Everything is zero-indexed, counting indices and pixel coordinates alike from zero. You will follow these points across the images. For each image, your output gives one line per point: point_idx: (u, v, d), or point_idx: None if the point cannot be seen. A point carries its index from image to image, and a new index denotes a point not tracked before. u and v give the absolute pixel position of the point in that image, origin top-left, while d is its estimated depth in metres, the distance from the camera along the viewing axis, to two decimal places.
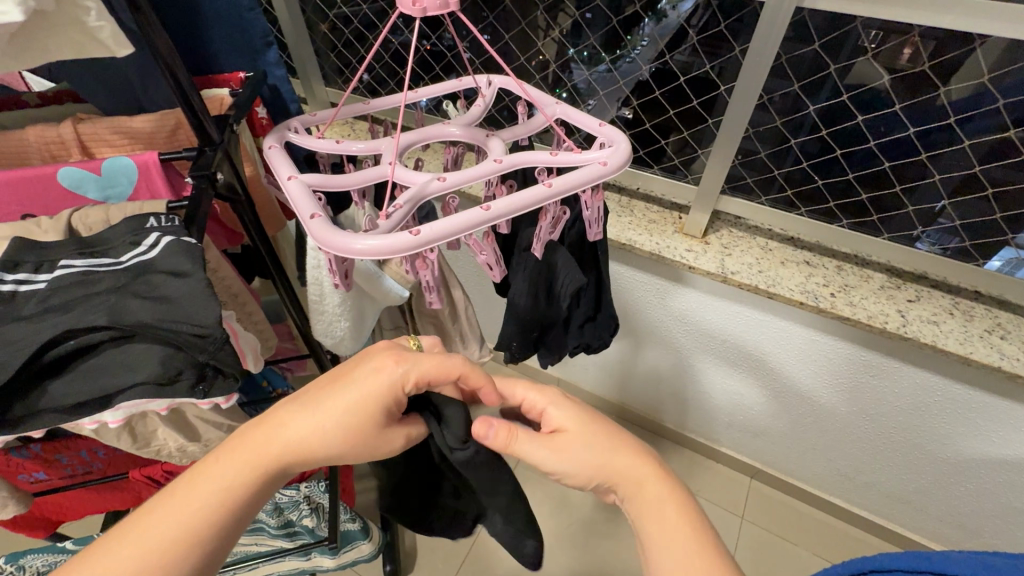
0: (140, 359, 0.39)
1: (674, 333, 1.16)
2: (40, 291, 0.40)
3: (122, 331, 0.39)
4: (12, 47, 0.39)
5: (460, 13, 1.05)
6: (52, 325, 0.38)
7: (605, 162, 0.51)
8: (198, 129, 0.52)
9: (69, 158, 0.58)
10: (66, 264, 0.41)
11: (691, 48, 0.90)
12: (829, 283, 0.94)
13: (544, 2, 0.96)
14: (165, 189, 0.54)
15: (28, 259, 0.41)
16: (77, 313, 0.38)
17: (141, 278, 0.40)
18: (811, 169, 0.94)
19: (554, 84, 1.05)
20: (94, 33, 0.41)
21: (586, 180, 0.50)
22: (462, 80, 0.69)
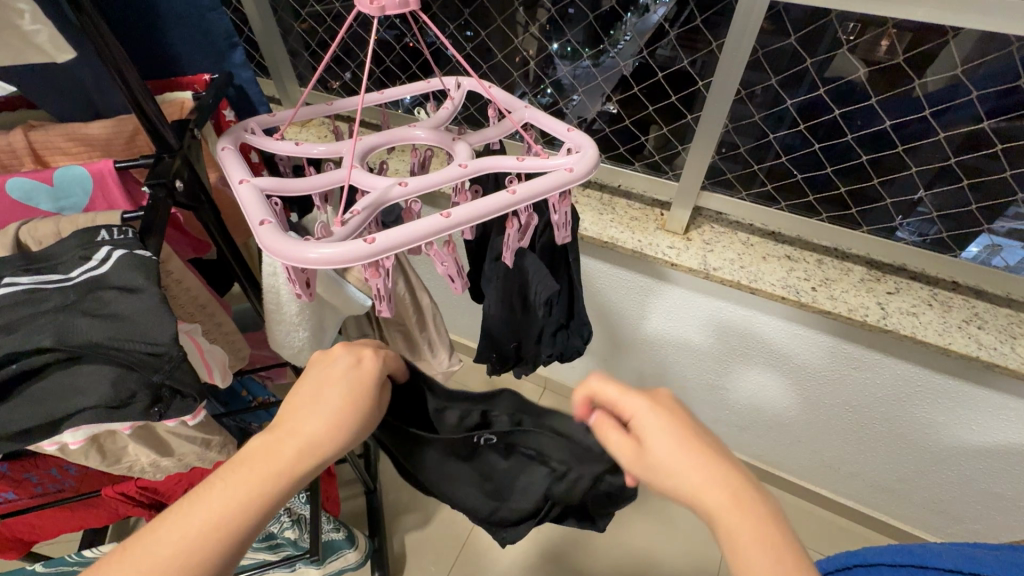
0: (94, 380, 0.38)
1: (660, 330, 1.16)
2: None
3: (72, 352, 0.37)
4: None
5: (435, 10, 1.03)
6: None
7: (571, 169, 0.50)
8: (153, 134, 0.49)
9: (21, 167, 0.56)
10: (10, 281, 0.39)
11: (671, 43, 0.89)
12: (809, 277, 0.94)
13: None
14: (123, 199, 0.52)
15: None
16: (22, 335, 0.36)
17: (92, 293, 0.39)
18: (790, 163, 0.94)
19: (535, 82, 1.04)
20: (31, 37, 0.39)
21: (549, 187, 0.49)
22: (433, 80, 0.67)
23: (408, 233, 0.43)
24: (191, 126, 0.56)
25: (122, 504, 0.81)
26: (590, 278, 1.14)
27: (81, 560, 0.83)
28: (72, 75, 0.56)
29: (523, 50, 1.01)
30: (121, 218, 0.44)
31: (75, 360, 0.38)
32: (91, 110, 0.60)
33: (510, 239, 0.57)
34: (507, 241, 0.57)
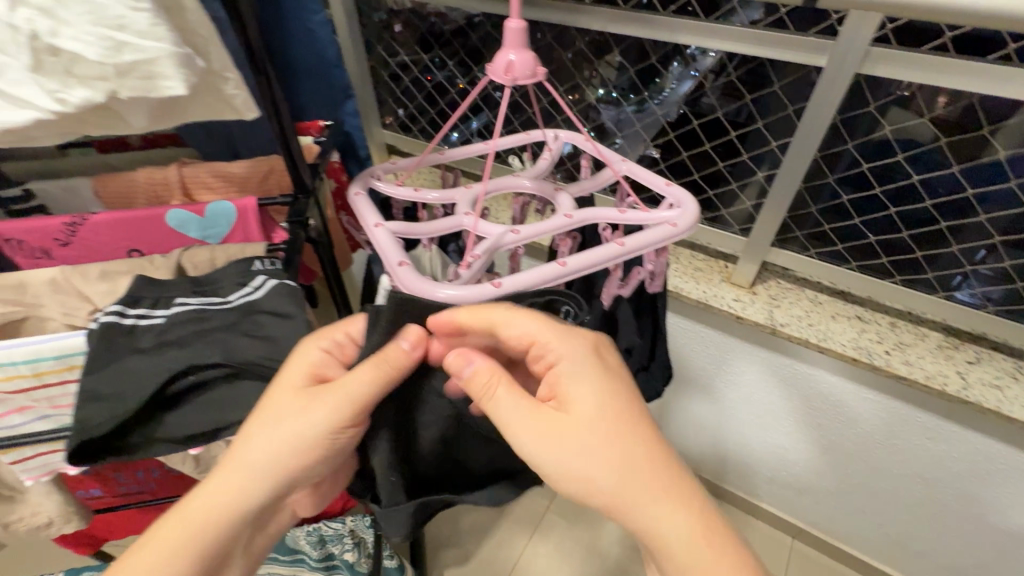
0: None
1: (717, 380, 1.15)
2: (159, 325, 0.43)
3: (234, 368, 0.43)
4: (165, 111, 0.40)
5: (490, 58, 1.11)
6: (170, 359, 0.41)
7: (675, 224, 0.53)
8: (294, 176, 0.55)
9: (171, 198, 0.64)
10: (182, 301, 0.45)
11: (717, 92, 0.91)
12: (883, 340, 0.93)
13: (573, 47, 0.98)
14: (258, 232, 0.58)
15: (148, 296, 0.45)
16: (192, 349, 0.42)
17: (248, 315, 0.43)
18: (863, 225, 0.94)
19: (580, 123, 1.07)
20: (229, 98, 0.42)
21: (654, 241, 0.52)
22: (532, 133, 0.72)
23: (535, 276, 0.48)
24: (318, 172, 0.62)
25: None
26: None
27: None
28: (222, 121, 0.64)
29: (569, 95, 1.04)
30: (268, 250, 0.50)
31: (234, 375, 0.45)
32: (231, 150, 0.67)
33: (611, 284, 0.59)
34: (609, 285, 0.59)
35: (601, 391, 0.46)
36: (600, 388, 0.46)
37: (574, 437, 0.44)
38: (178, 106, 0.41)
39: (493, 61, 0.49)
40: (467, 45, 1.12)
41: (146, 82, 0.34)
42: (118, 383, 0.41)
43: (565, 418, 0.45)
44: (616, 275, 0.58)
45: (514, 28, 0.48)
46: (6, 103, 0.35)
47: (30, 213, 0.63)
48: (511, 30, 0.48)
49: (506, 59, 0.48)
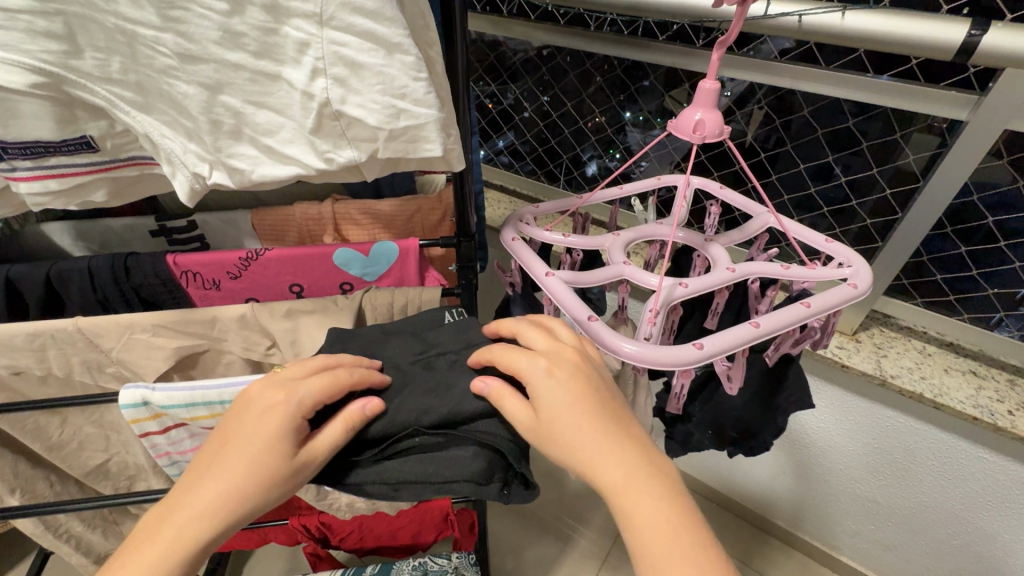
0: (462, 459, 0.38)
1: (810, 427, 1.11)
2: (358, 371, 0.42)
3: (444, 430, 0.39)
4: (393, 166, 0.41)
5: (527, 82, 1.17)
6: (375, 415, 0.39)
7: (853, 284, 0.53)
8: (462, 219, 0.56)
9: (323, 234, 0.66)
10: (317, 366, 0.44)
11: (746, 115, 0.94)
12: (1004, 399, 0.88)
13: (603, 72, 1.07)
14: (415, 273, 0.60)
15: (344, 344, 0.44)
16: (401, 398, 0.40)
17: (440, 356, 0.42)
18: (981, 278, 0.90)
19: (608, 146, 1.15)
20: (446, 153, 0.43)
21: (837, 302, 0.51)
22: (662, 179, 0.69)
23: (736, 338, 0.47)
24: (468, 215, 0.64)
25: (302, 537, 0.85)
26: None
27: None
28: None
29: (598, 116, 1.12)
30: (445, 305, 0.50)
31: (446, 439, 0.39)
32: (375, 188, 0.69)
33: (782, 342, 0.55)
34: (780, 343, 0.56)
35: (568, 395, 0.38)
36: (567, 378, 0.39)
37: (554, 430, 0.37)
38: (406, 164, 0.41)
39: (679, 118, 0.51)
40: (552, 66, 1.12)
41: (409, 145, 0.35)
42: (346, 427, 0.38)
43: (533, 416, 0.38)
44: (792, 335, 0.54)
45: (708, 88, 0.49)
46: (271, 159, 0.36)
47: (191, 243, 0.65)
48: (704, 90, 0.49)
49: (693, 117, 0.50)
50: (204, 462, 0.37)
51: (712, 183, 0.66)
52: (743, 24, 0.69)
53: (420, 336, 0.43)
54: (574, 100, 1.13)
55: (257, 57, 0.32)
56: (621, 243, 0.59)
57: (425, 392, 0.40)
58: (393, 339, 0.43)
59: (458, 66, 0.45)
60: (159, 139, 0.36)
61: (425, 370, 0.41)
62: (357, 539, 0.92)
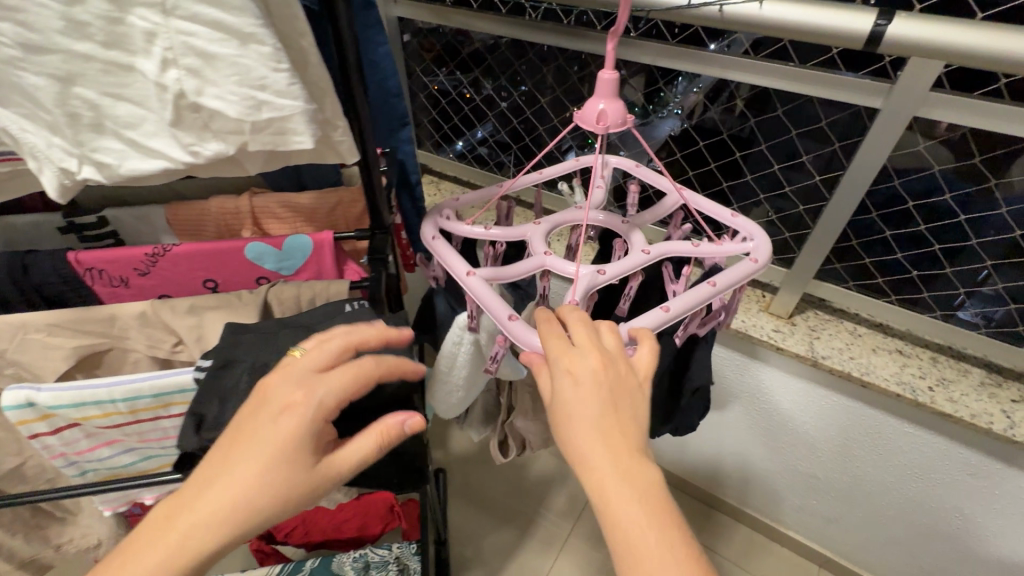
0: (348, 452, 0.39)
1: (753, 408, 1.15)
2: (244, 367, 0.41)
3: (329, 426, 0.39)
4: (276, 158, 0.40)
5: (478, 72, 1.16)
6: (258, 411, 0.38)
7: (756, 259, 0.54)
8: (372, 211, 0.56)
9: (242, 228, 0.65)
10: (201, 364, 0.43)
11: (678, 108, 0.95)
12: (925, 375, 0.92)
13: (547, 62, 1.07)
14: (331, 267, 0.59)
15: (235, 338, 0.43)
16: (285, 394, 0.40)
17: (330, 350, 0.42)
18: (906, 260, 0.93)
19: (555, 135, 1.15)
20: (336, 144, 0.43)
21: (740, 277, 0.53)
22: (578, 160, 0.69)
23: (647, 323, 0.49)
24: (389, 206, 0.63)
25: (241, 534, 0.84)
26: None
27: None
28: None
29: (549, 107, 1.12)
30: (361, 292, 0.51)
31: (333, 434, 0.40)
32: (298, 180, 0.68)
33: (693, 322, 0.57)
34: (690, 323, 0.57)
35: (594, 402, 0.43)
36: (600, 384, 0.44)
37: (582, 438, 0.42)
38: (290, 155, 0.41)
39: (583, 109, 0.51)
40: (496, 55, 1.12)
41: (277, 137, 0.35)
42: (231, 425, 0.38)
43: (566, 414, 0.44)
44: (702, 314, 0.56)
45: (607, 79, 0.50)
46: (138, 153, 0.36)
47: (104, 240, 0.63)
48: (604, 81, 0.50)
49: (596, 108, 0.51)
50: (217, 463, 0.37)
51: (625, 162, 0.66)
52: (662, 12, 0.69)
53: (314, 329, 0.43)
54: (520, 90, 1.13)
55: (107, 48, 0.31)
56: (540, 230, 0.59)
57: None
58: (286, 332, 0.43)
59: (350, 55, 0.45)
60: (18, 133, 0.34)
61: None
62: (302, 534, 0.92)
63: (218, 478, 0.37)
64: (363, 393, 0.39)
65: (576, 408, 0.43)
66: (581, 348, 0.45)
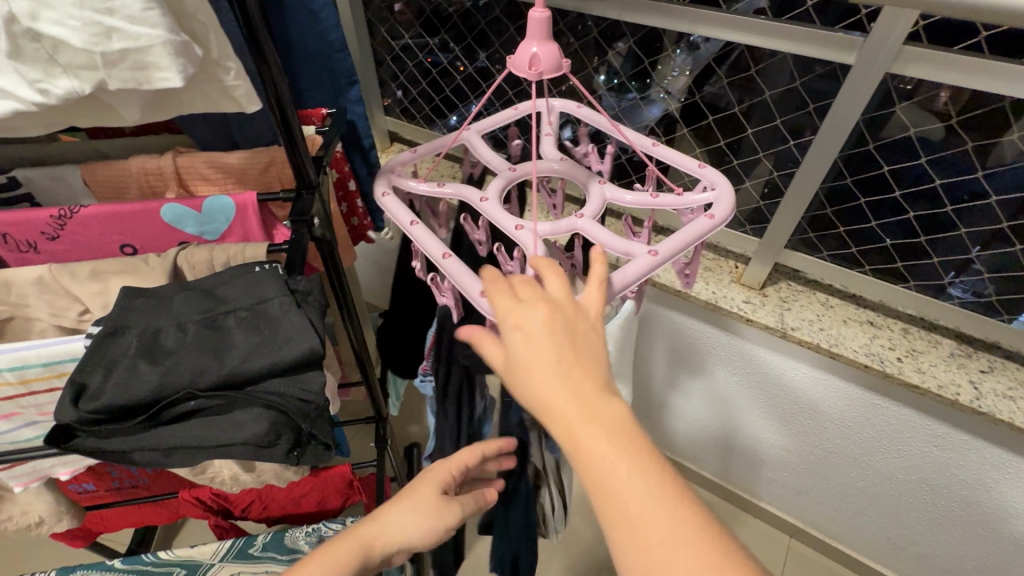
0: (243, 423, 0.36)
1: (723, 382, 1.11)
2: (135, 332, 0.38)
3: (222, 397, 0.36)
4: (156, 102, 0.38)
5: (445, 33, 1.09)
6: (145, 379, 0.35)
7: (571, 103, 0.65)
8: (296, 169, 0.52)
9: (166, 189, 0.60)
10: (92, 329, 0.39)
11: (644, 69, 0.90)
12: (895, 346, 0.89)
13: (514, 21, 1.00)
14: (258, 230, 0.55)
15: (128, 301, 0.40)
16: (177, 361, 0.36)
17: (230, 314, 0.39)
18: (880, 230, 0.88)
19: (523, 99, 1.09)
20: (230, 91, 0.39)
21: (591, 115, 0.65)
22: (384, 196, 0.55)
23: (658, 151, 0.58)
24: (320, 164, 0.59)
25: (194, 509, 0.82)
26: (661, 329, 1.10)
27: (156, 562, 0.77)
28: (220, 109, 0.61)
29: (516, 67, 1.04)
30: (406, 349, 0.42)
31: (228, 404, 0.36)
32: (230, 139, 0.64)
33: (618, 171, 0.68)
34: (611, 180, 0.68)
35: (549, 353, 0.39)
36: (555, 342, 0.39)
37: None
38: (173, 94, 0.38)
39: (514, 58, 0.46)
40: (461, 13, 1.05)
41: (139, 73, 0.32)
42: (113, 394, 0.35)
43: None
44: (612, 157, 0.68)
45: (538, 18, 0.45)
46: None
47: (18, 202, 0.59)
48: (535, 21, 0.45)
49: (528, 52, 0.46)
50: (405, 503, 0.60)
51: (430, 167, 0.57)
52: None
53: (215, 292, 0.40)
54: (488, 52, 1.06)
55: None
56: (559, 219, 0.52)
57: (206, 352, 0.37)
58: (184, 296, 0.40)
59: None
60: None
61: (211, 329, 0.38)
62: (261, 508, 0.90)
63: (399, 512, 0.59)
64: (260, 359, 0.36)
65: (542, 364, 0.38)
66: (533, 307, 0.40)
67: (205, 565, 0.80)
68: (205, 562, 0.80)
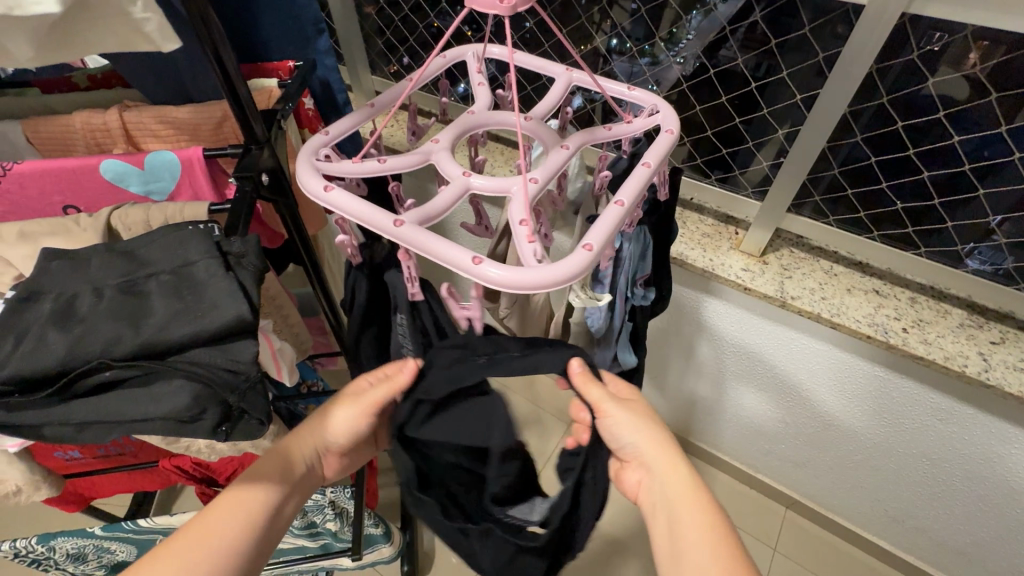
0: (161, 396, 0.33)
1: (720, 353, 1.08)
2: (47, 296, 0.35)
3: (140, 368, 0.33)
4: (53, 39, 0.35)
5: None
6: (54, 348, 0.32)
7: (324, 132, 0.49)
8: (242, 122, 0.48)
9: (114, 147, 0.56)
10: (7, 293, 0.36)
11: (641, 19, 0.83)
12: (901, 316, 0.84)
13: None
14: (208, 188, 0.52)
15: (42, 265, 0.36)
16: (87, 330, 0.33)
17: (153, 279, 0.36)
18: (891, 192, 0.82)
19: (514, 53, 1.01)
20: (140, 25, 0.36)
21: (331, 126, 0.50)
22: (592, 247, 0.40)
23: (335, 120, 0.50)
24: (274, 119, 0.54)
25: (175, 478, 0.82)
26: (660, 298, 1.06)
27: (136, 529, 0.77)
28: (167, 60, 0.56)
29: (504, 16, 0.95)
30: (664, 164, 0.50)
31: (148, 377, 0.34)
32: (183, 93, 0.59)
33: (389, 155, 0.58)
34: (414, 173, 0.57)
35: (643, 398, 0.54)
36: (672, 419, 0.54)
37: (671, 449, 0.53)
38: (75, 30, 0.35)
39: None
40: None
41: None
42: (19, 365, 0.32)
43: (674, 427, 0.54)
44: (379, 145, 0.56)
45: None
46: None
47: None
48: None
49: None
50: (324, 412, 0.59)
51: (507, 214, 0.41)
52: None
53: (138, 255, 0.37)
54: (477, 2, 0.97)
55: None
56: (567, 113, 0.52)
57: (123, 319, 0.34)
58: (106, 258, 0.36)
59: None
60: None
61: (130, 295, 0.35)
62: None
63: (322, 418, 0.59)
64: (180, 327, 0.33)
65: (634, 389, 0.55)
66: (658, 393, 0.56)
67: None
68: None
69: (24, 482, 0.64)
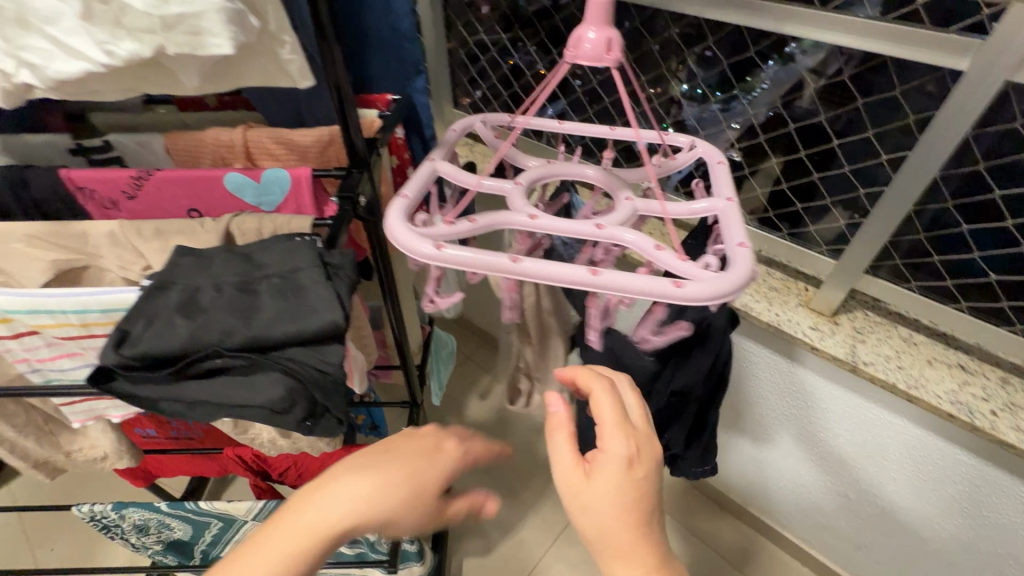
0: (262, 385, 0.37)
1: (782, 414, 1.02)
2: (175, 287, 0.40)
3: (247, 359, 0.38)
4: (217, 69, 0.42)
5: (518, 28, 1.06)
6: (178, 333, 0.37)
7: (677, 283, 0.43)
8: (350, 147, 0.53)
9: (234, 161, 0.64)
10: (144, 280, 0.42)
11: (721, 72, 0.85)
12: (988, 397, 0.78)
13: None
14: (311, 204, 0.57)
15: (173, 260, 0.42)
16: (206, 320, 0.38)
17: (264, 280, 0.40)
18: (982, 262, 0.78)
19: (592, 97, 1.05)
20: (286, 62, 0.42)
21: (638, 288, 0.43)
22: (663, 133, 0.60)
23: (708, 289, 0.42)
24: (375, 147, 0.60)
25: (236, 467, 0.87)
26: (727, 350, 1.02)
27: (197, 510, 0.82)
28: (290, 90, 0.63)
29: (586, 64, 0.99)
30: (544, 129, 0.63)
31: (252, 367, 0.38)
32: (296, 118, 0.67)
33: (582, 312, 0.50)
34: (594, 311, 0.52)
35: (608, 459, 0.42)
36: (625, 488, 0.42)
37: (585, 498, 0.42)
38: (231, 65, 0.42)
39: (580, 47, 0.44)
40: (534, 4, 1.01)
41: (194, 37, 0.37)
42: (149, 343, 0.37)
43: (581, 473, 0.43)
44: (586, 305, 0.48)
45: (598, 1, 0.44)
46: (63, 54, 0.36)
47: (109, 163, 0.65)
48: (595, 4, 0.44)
49: (589, 39, 0.44)
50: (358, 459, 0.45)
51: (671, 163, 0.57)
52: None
53: (253, 258, 0.42)
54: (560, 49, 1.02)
55: None
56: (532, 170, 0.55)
57: (236, 313, 0.38)
58: (226, 258, 0.41)
59: None
60: None
61: (243, 293, 0.39)
62: (297, 474, 0.94)
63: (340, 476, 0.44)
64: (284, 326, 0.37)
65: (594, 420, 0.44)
66: (617, 432, 0.44)
67: (240, 520, 0.84)
68: (239, 517, 0.84)
69: (111, 451, 0.71)
